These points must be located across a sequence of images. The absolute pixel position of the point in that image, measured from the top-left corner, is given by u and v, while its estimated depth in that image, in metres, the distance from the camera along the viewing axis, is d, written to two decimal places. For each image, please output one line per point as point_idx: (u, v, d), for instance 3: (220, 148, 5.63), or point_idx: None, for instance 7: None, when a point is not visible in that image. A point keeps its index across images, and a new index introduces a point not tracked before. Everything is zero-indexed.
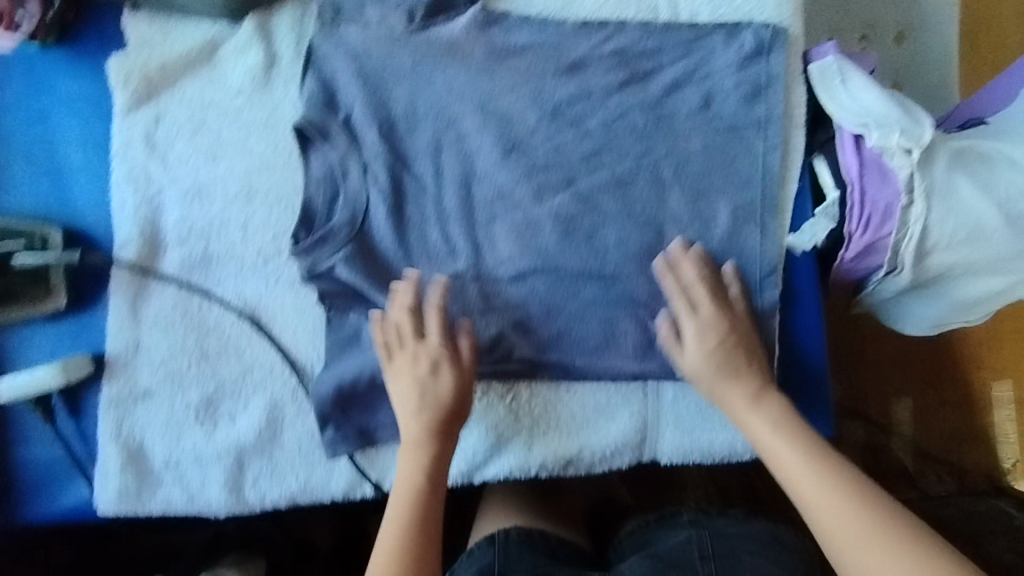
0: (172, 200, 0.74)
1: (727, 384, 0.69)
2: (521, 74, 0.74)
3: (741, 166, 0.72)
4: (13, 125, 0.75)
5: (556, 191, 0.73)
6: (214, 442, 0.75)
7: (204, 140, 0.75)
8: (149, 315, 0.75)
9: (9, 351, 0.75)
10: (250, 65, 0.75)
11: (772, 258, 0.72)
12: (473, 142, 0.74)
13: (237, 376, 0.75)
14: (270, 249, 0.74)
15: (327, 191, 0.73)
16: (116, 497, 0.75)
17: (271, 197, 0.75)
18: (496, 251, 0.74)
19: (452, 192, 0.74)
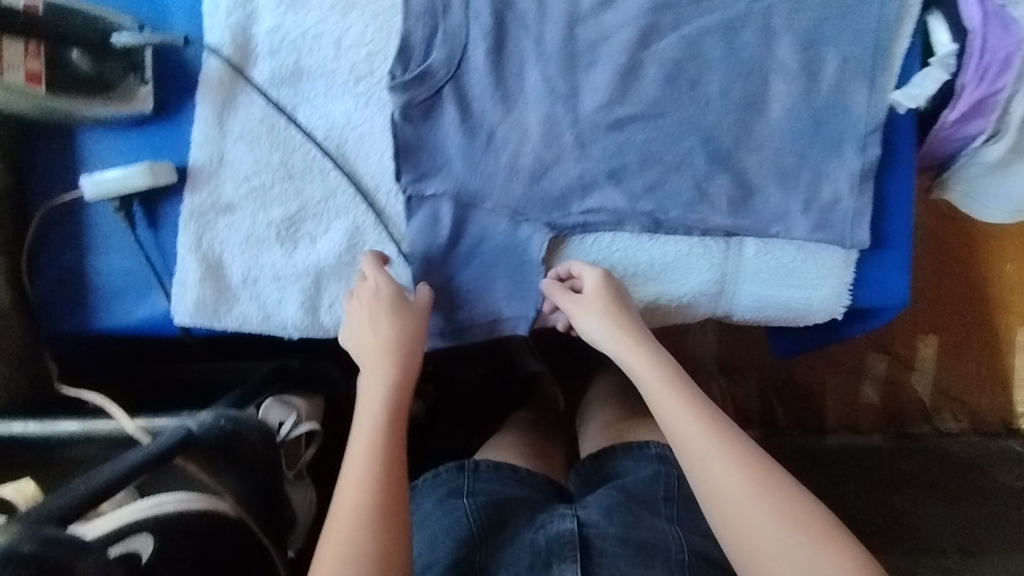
0: (266, 8, 0.74)
1: (610, 327, 0.70)
2: None
3: (856, 15, 0.70)
4: None
5: (662, 32, 0.72)
6: (294, 262, 0.75)
7: None
8: (236, 127, 0.74)
9: (92, 154, 0.76)
10: None
11: (876, 116, 0.70)
12: None
13: (321, 199, 0.75)
14: (362, 69, 0.74)
15: (426, 26, 0.72)
16: (194, 309, 0.75)
17: (369, 13, 0.74)
18: (595, 93, 0.73)
19: (554, 28, 0.73)
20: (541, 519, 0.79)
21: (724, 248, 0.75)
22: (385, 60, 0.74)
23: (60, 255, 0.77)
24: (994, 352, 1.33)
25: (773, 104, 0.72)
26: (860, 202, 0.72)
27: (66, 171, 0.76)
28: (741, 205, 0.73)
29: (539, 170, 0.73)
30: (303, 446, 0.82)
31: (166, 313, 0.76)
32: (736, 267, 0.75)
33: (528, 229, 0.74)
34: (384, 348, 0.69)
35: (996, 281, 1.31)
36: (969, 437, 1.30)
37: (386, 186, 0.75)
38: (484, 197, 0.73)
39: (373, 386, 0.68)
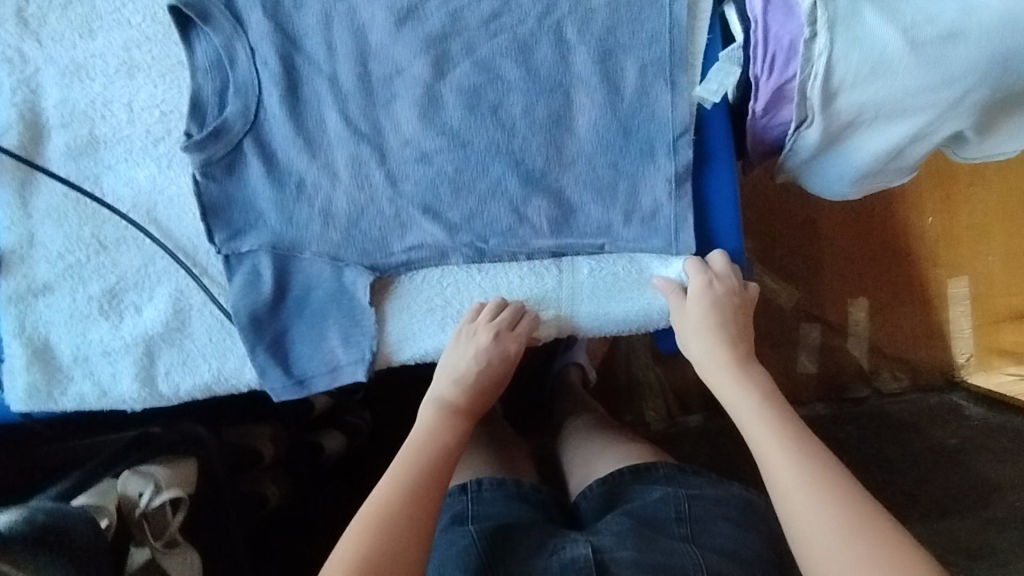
0: (51, 80, 0.72)
1: (711, 333, 0.70)
2: None
3: (647, 17, 0.67)
4: None
5: (456, 59, 0.69)
6: (121, 334, 0.73)
7: (79, 16, 0.72)
8: (41, 207, 0.73)
9: None
10: None
11: (682, 118, 0.68)
12: (365, 14, 0.69)
13: (139, 266, 0.73)
14: (158, 129, 0.72)
15: (217, 80, 0.71)
16: (26, 396, 0.72)
17: (156, 73, 0.72)
18: (399, 128, 0.71)
19: (346, 64, 0.70)
20: (550, 546, 0.73)
21: (556, 272, 0.75)
22: (180, 118, 0.72)
23: None
24: (928, 306, 1.28)
25: (579, 119, 0.69)
26: (680, 202, 0.69)
27: None
28: (562, 224, 0.71)
29: (357, 212, 0.71)
30: (171, 513, 0.79)
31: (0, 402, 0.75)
32: (570, 288, 0.74)
33: (352, 272, 0.72)
34: (455, 414, 0.72)
35: (918, 240, 1.27)
36: (911, 396, 1.26)
37: (200, 249, 0.73)
38: (303, 246, 0.72)
39: (426, 430, 0.70)
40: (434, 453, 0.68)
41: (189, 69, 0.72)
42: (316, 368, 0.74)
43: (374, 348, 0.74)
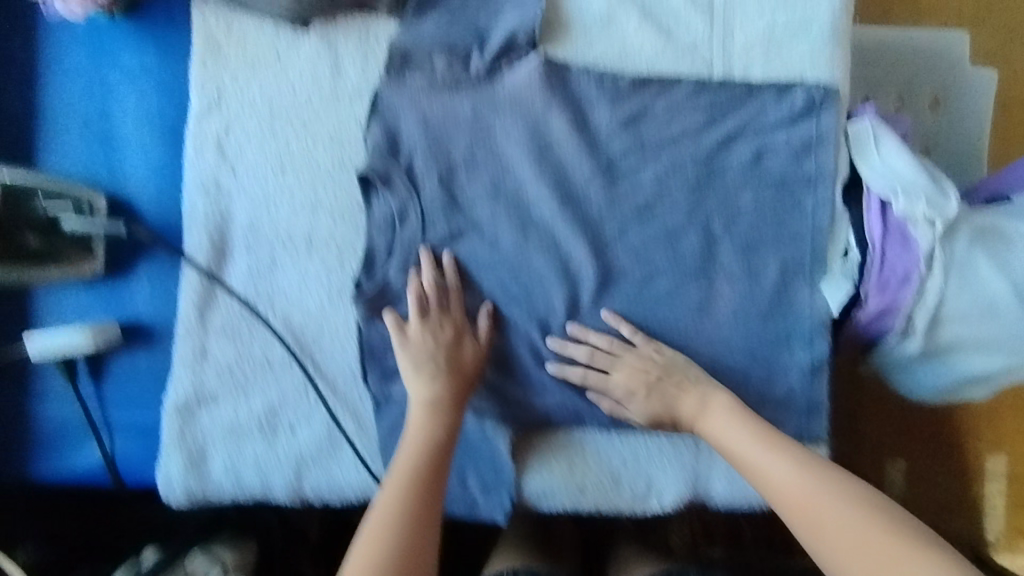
0: (241, 209, 0.76)
1: (733, 428, 0.69)
2: (577, 126, 0.75)
3: (793, 220, 0.74)
4: (76, 90, 0.77)
5: (610, 240, 0.75)
6: (276, 451, 0.77)
7: (272, 150, 0.76)
8: (216, 323, 0.77)
9: (40, 310, 0.77)
10: (316, 72, 0.75)
11: (822, 313, 0.74)
12: (530, 191, 0.75)
13: (299, 387, 0.77)
14: (334, 262, 0.77)
15: (388, 236, 0.76)
16: (184, 495, 0.78)
17: (337, 212, 0.76)
18: (550, 297, 0.75)
19: (507, 230, 0.76)
20: None
21: (693, 448, 0.76)
22: (355, 258, 0.77)
23: (4, 402, 0.78)
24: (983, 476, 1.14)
25: (721, 305, 0.75)
26: (812, 394, 0.75)
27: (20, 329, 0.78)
28: None
29: (499, 360, 0.76)
30: None
31: (97, 464, 0.78)
32: (706, 463, 0.76)
33: (491, 425, 0.76)
34: (426, 418, 0.71)
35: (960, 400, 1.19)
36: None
37: (352, 384, 0.77)
38: None
39: (418, 424, 0.71)
40: (428, 467, 0.69)
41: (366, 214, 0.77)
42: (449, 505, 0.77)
43: (512, 499, 0.76)
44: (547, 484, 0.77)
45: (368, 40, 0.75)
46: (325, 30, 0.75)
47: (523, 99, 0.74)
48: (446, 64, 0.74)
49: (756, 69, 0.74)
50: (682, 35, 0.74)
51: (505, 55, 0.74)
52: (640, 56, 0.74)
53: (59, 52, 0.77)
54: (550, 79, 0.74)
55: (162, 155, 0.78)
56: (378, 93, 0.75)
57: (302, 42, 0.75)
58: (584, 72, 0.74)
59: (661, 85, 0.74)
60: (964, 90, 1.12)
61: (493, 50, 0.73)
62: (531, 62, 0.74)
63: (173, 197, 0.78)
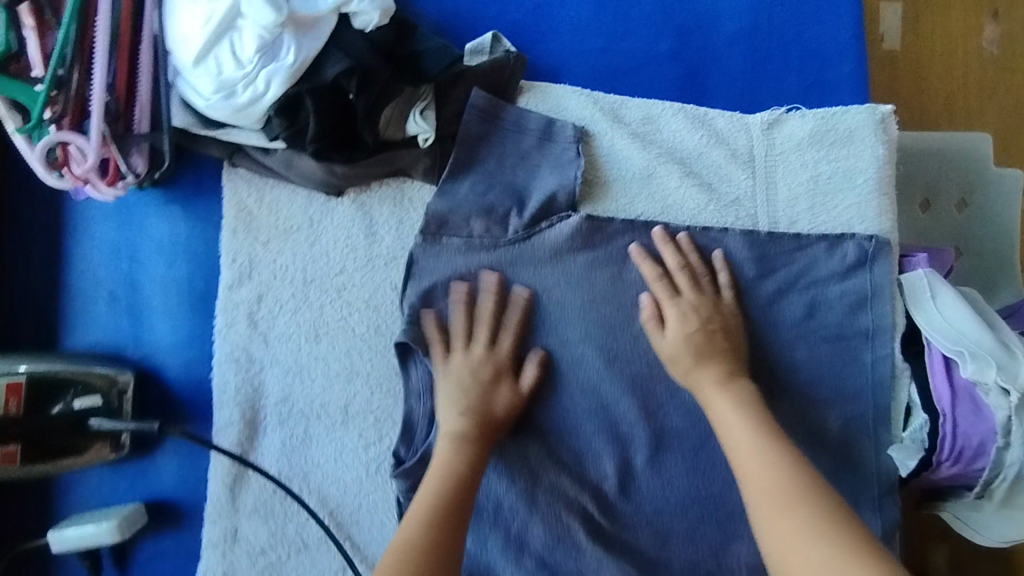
0: (274, 380, 0.74)
1: (738, 422, 0.63)
2: (622, 283, 0.74)
3: (852, 375, 0.71)
4: (102, 267, 0.76)
5: (661, 399, 0.73)
6: None
7: (306, 320, 0.75)
8: (248, 502, 0.73)
9: (64, 495, 0.74)
10: (351, 238, 0.75)
11: (890, 474, 0.71)
12: (576, 351, 0.73)
13: (337, 570, 0.72)
14: (371, 433, 0.73)
15: (427, 404, 0.73)
16: None
17: (373, 379, 0.74)
18: (601, 463, 0.72)
19: (553, 392, 0.73)
20: None
21: None
22: (393, 429, 0.73)
23: None
24: None
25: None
26: None
27: (42, 516, 0.74)
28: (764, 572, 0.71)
29: (551, 536, 0.71)
30: None
31: None
32: None
33: None
34: (451, 447, 0.66)
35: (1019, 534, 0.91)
36: None
37: None
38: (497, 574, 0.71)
39: (442, 456, 0.66)
40: (451, 492, 0.63)
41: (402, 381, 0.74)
42: None
43: None
44: None
45: (405, 206, 0.76)
46: (359, 195, 0.76)
47: (564, 259, 0.74)
48: (483, 227, 0.74)
49: (803, 222, 0.74)
50: (726, 190, 0.75)
51: (545, 216, 0.74)
52: (684, 211, 0.75)
53: (86, 230, 0.76)
54: (590, 238, 0.74)
55: (189, 328, 0.76)
56: (414, 257, 0.74)
57: (336, 209, 0.76)
58: (625, 228, 0.74)
59: (705, 239, 0.73)
60: (994, 187, 0.99)
61: (532, 210, 0.74)
62: (573, 222, 0.73)
63: (201, 370, 0.75)
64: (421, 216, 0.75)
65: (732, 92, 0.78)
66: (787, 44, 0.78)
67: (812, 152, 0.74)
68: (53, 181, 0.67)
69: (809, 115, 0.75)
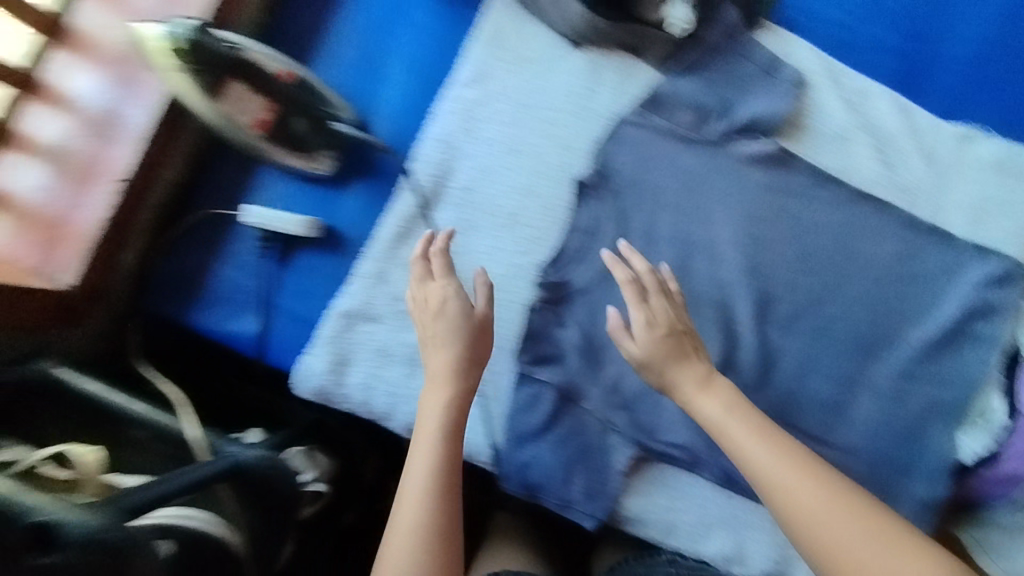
0: (464, 170, 0.85)
1: (720, 406, 0.67)
2: (784, 212, 0.82)
3: (947, 366, 0.80)
4: (362, 28, 0.88)
5: (777, 318, 0.82)
6: (412, 386, 0.82)
7: (509, 134, 0.85)
8: (405, 255, 0.84)
9: (257, 187, 0.85)
10: (573, 85, 0.85)
11: (949, 458, 0.78)
12: (723, 251, 0.82)
13: None
14: (525, 245, 0.84)
15: (581, 241, 0.83)
16: (313, 392, 0.82)
17: (544, 203, 0.84)
18: (705, 346, 0.81)
19: (689, 276, 0.83)
20: None
21: None
22: (544, 249, 0.84)
23: (190, 250, 0.84)
24: None
25: (856, 412, 0.80)
26: None
27: (233, 195, 0.85)
28: None
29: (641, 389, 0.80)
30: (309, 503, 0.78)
31: (251, 334, 0.83)
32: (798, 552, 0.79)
33: (615, 439, 0.80)
34: (450, 436, 0.69)
35: None
36: None
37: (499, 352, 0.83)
38: (584, 398, 0.81)
39: (433, 405, 0.71)
40: (444, 448, 0.69)
41: (566, 215, 0.84)
42: (546, 496, 0.81)
43: (608, 512, 0.79)
44: (652, 512, 0.79)
45: (628, 76, 0.85)
46: (596, 54, 0.85)
47: (744, 174, 0.82)
48: (689, 120, 0.83)
49: (956, 227, 0.83)
50: (902, 175, 0.84)
51: (744, 132, 0.83)
52: (859, 177, 0.84)
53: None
54: (774, 165, 0.82)
55: (411, 104, 0.87)
56: (619, 121, 0.84)
57: (570, 57, 0.86)
58: (807, 169, 0.83)
59: (869, 205, 0.82)
60: None
61: (737, 123, 0.82)
62: (767, 145, 0.82)
63: (408, 140, 0.87)
64: (640, 90, 0.84)
65: (941, 99, 0.86)
66: (1006, 77, 0.84)
67: (991, 174, 0.82)
68: None
69: (1002, 142, 0.83)
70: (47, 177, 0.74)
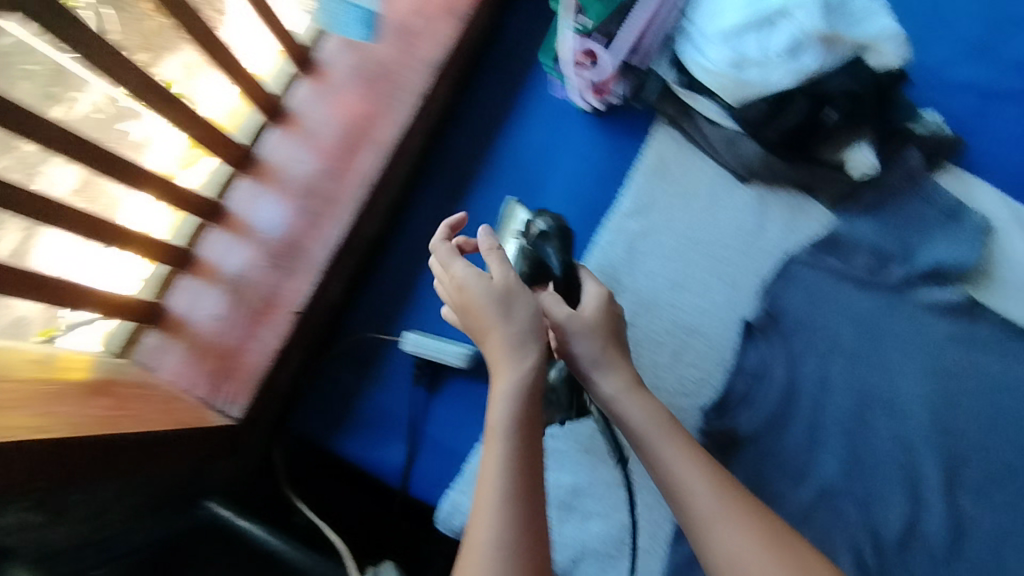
0: (625, 304, 0.83)
1: (643, 413, 0.62)
2: (971, 366, 0.77)
3: None
4: (524, 155, 0.88)
5: (967, 486, 0.75)
6: (563, 533, 0.77)
7: (674, 268, 0.83)
8: None
9: (413, 310, 0.83)
10: (739, 220, 0.84)
11: None
12: (904, 406, 0.77)
13: (611, 484, 0.78)
14: (689, 386, 0.80)
15: (748, 385, 0.79)
16: (457, 531, 0.79)
17: (707, 342, 0.81)
18: (888, 511, 0.75)
19: (867, 430, 0.77)
20: None
21: None
22: (708, 393, 0.80)
23: (340, 372, 0.84)
24: None
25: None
26: None
27: (387, 316, 0.84)
28: None
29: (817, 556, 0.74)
30: None
31: (398, 465, 0.81)
32: None
33: None
34: (497, 437, 0.53)
35: None
36: None
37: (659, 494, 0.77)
38: None
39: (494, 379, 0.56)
40: (530, 442, 0.54)
41: (732, 356, 0.81)
42: None
43: None
44: None
45: (798, 215, 0.83)
46: (764, 191, 0.84)
47: (926, 322, 0.78)
48: (864, 263, 0.80)
49: None
50: None
51: (926, 279, 0.79)
52: None
53: (524, 123, 0.89)
54: (959, 317, 0.78)
55: (572, 233, 0.85)
56: (790, 260, 0.82)
57: (738, 192, 0.85)
58: (997, 322, 0.77)
59: None
60: None
61: (922, 270, 0.79)
62: (955, 294, 0.78)
63: None
64: (812, 229, 0.83)
65: None
66: None
67: None
68: (569, 70, 0.82)
69: None
70: (225, 310, 0.74)
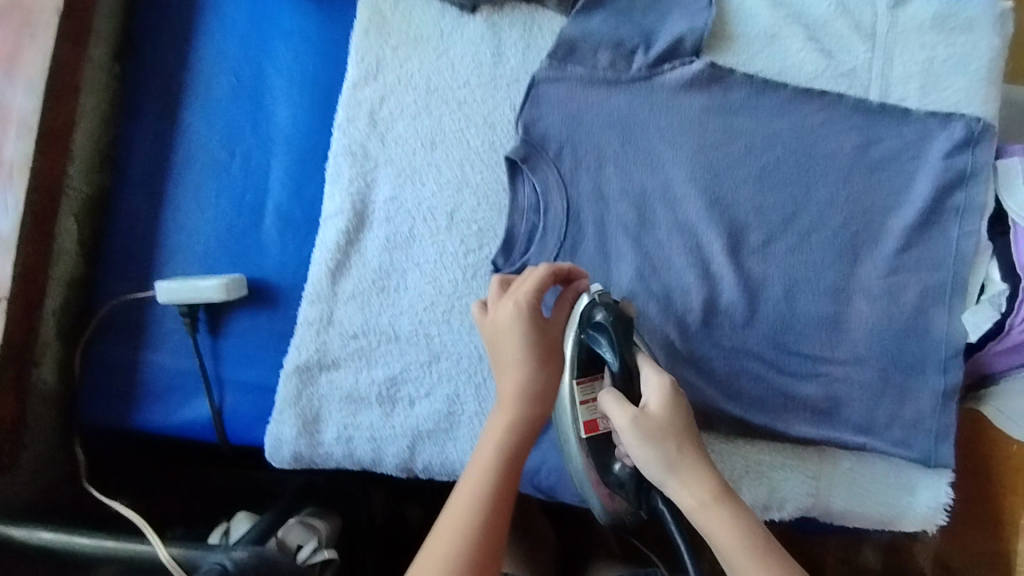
0: (385, 177, 0.77)
1: (644, 452, 0.57)
2: (730, 132, 0.76)
3: (934, 246, 0.75)
4: (230, 52, 0.78)
5: (753, 247, 0.76)
6: (392, 423, 0.75)
7: (424, 126, 0.77)
8: (347, 290, 0.76)
9: (167, 257, 0.76)
10: (476, 54, 0.77)
11: (957, 340, 0.73)
12: (678, 191, 0.76)
13: (423, 363, 0.75)
14: (473, 241, 0.77)
15: (530, 221, 0.76)
16: (291, 459, 0.75)
17: (479, 192, 0.77)
18: (688, 297, 0.76)
19: (651, 226, 0.77)
20: None
21: (818, 460, 0.77)
22: (494, 240, 0.77)
23: (112, 346, 0.76)
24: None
25: (855, 322, 0.75)
26: (942, 422, 0.74)
27: (142, 273, 0.77)
28: (824, 416, 0.75)
29: None
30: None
31: (205, 418, 0.75)
32: (830, 477, 0.76)
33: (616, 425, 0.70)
34: (482, 461, 0.61)
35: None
36: None
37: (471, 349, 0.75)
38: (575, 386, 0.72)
39: (496, 427, 0.63)
40: (504, 463, 0.61)
41: (508, 197, 0.77)
42: (561, 495, 0.76)
43: None
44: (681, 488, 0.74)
45: (533, 31, 0.78)
46: (492, 16, 0.78)
47: (680, 103, 0.76)
48: (609, 60, 0.76)
49: (912, 98, 0.77)
50: (844, 59, 0.78)
51: (668, 59, 0.76)
52: (802, 75, 0.78)
53: (220, 18, 0.79)
54: (708, 87, 0.76)
55: (308, 122, 0.78)
56: (534, 80, 0.76)
57: (466, 25, 0.78)
58: (744, 81, 0.76)
59: (818, 98, 0.76)
60: None
61: (656, 51, 0.75)
62: (697, 66, 0.75)
63: (316, 160, 0.78)
64: (550, 41, 0.77)
65: None
66: None
67: (932, 34, 0.77)
68: None
69: None
70: None
